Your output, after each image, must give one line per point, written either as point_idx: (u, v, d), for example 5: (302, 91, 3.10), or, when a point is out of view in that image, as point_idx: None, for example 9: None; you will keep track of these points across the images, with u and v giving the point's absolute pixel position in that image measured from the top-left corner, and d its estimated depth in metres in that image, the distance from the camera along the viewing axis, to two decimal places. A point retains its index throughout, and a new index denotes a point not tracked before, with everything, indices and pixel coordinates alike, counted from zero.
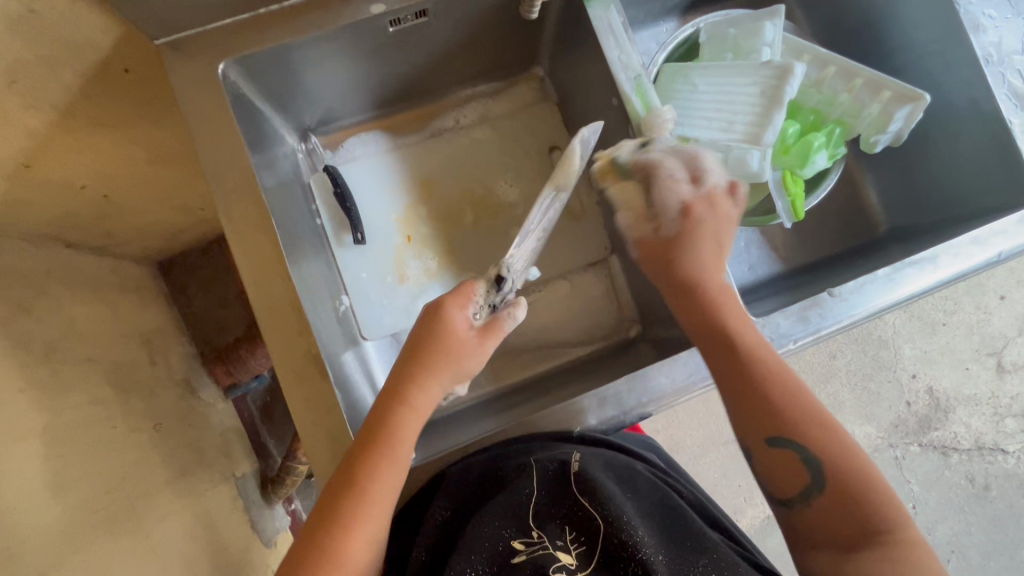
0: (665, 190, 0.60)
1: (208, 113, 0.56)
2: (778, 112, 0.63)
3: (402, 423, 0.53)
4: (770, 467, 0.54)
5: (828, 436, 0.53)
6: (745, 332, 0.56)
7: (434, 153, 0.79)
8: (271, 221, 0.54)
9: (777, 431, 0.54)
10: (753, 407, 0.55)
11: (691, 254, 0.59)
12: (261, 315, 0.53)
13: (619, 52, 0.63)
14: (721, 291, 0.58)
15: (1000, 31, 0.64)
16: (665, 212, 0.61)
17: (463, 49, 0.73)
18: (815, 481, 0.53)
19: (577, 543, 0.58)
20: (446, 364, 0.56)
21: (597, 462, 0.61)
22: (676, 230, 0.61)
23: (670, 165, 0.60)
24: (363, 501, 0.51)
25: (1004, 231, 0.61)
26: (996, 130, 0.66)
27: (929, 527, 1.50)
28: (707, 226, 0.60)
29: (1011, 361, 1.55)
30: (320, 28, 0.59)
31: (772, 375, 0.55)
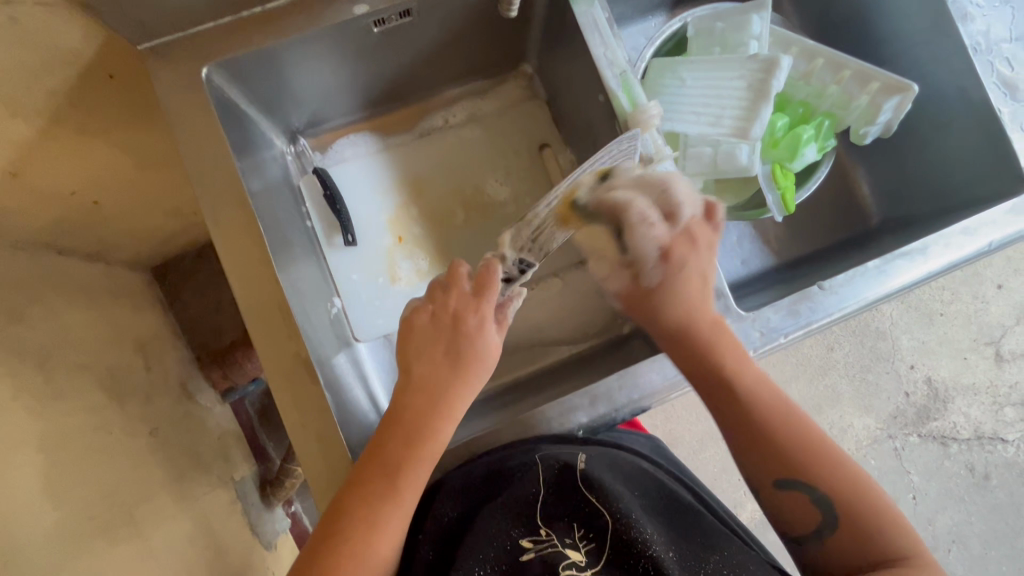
0: (642, 238, 0.56)
1: (192, 117, 0.55)
2: (765, 106, 0.63)
3: (437, 433, 0.55)
4: (781, 508, 0.56)
5: (834, 467, 0.55)
6: (745, 377, 0.57)
7: (424, 154, 0.79)
8: (258, 225, 0.54)
9: (785, 473, 0.55)
10: (759, 451, 0.56)
11: (676, 293, 0.59)
12: (250, 320, 0.53)
13: (605, 48, 0.63)
14: (716, 329, 0.58)
15: (987, 20, 0.64)
16: (646, 255, 0.58)
17: (449, 47, 0.73)
18: (827, 517, 0.54)
19: (586, 540, 0.58)
20: (480, 378, 0.58)
21: (602, 461, 0.62)
22: (659, 273, 0.59)
23: (642, 206, 0.54)
24: (395, 503, 0.52)
25: (993, 221, 0.61)
26: (986, 119, 0.65)
27: (929, 517, 1.50)
28: (689, 264, 0.59)
29: (1010, 350, 1.55)
30: (302, 30, 0.58)
31: (771, 414, 0.56)
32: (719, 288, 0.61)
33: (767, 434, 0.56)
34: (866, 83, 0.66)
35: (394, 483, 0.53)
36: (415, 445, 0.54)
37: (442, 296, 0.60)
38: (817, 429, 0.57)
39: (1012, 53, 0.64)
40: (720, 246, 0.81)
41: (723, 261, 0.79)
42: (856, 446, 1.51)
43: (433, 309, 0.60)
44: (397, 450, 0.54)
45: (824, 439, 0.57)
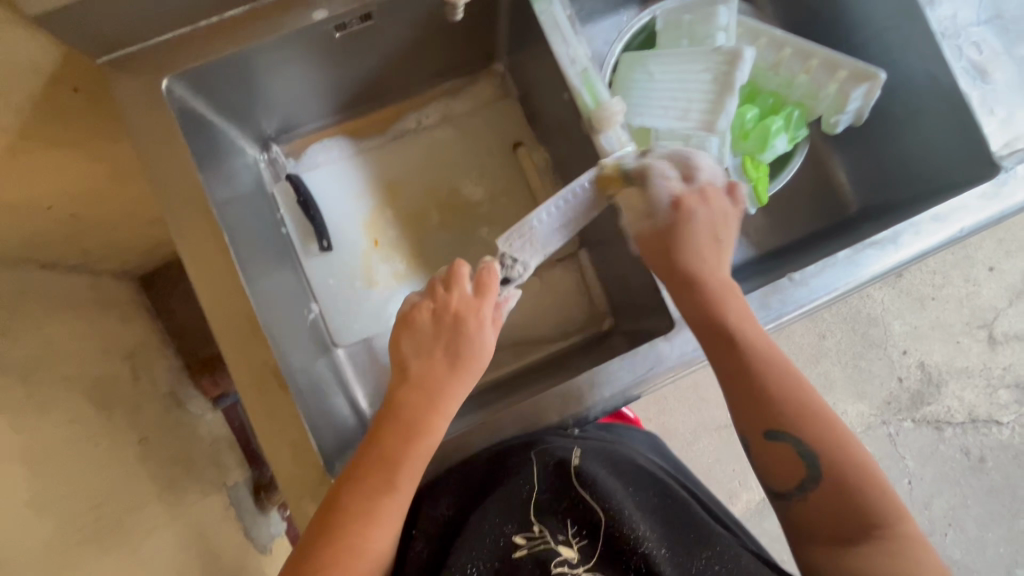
0: (656, 187, 0.59)
1: (154, 129, 0.55)
2: (731, 98, 0.62)
3: (432, 429, 0.55)
4: (770, 459, 0.54)
5: (830, 432, 0.53)
6: (747, 325, 0.56)
7: (398, 157, 0.79)
8: (223, 236, 0.54)
9: (778, 421, 0.54)
10: (753, 398, 0.55)
11: (686, 239, 0.58)
12: (219, 331, 0.53)
13: (566, 46, 0.62)
14: (723, 284, 0.57)
15: (955, 4, 0.64)
16: (656, 208, 0.60)
17: (418, 49, 0.72)
18: (814, 473, 0.52)
19: (579, 537, 0.58)
20: (476, 379, 0.58)
21: (599, 455, 0.62)
22: (668, 224, 0.59)
23: (662, 164, 0.60)
24: (395, 496, 0.53)
25: (963, 207, 0.60)
26: (956, 103, 0.65)
27: (925, 502, 1.50)
28: (703, 218, 0.59)
29: (1003, 332, 1.55)
30: (261, 39, 0.58)
31: (770, 366, 0.55)
32: None
33: (762, 382, 0.55)
34: (835, 71, 0.64)
35: (389, 480, 0.53)
36: (412, 437, 0.54)
37: (445, 294, 0.60)
38: (813, 389, 0.56)
39: (978, 38, 0.63)
40: None
41: None
42: None
43: (435, 306, 0.60)
44: (394, 444, 0.54)
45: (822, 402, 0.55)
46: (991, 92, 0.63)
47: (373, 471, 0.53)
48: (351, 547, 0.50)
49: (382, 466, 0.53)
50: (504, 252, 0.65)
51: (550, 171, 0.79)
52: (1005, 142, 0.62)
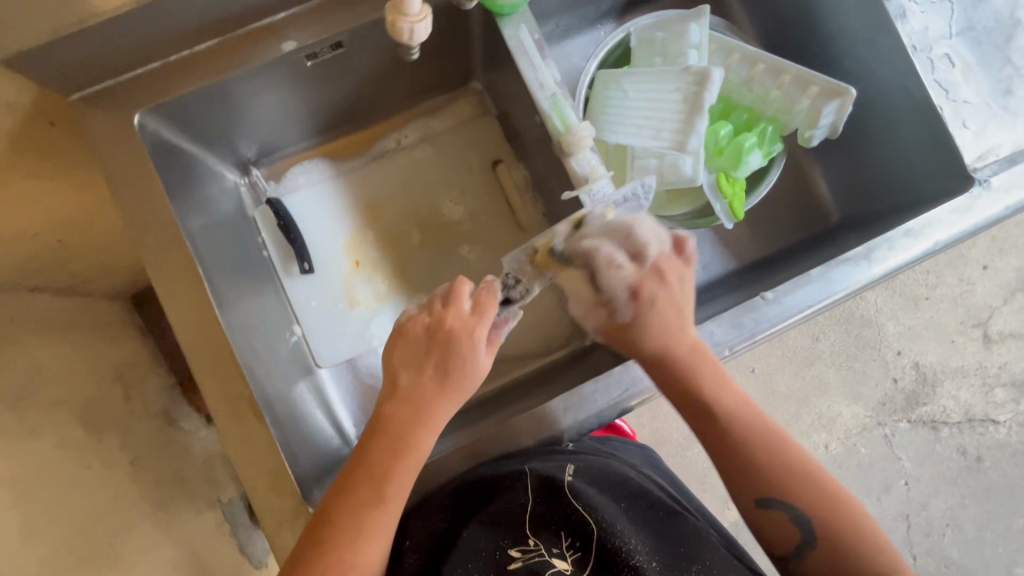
0: (609, 279, 0.60)
1: (128, 163, 0.56)
2: (701, 118, 0.63)
3: (421, 445, 0.55)
4: (763, 523, 0.57)
5: (813, 489, 0.57)
6: (724, 399, 0.59)
7: (378, 178, 0.79)
8: (197, 268, 0.55)
9: (766, 489, 0.57)
10: (738, 468, 0.58)
11: (650, 318, 0.60)
12: (195, 361, 0.54)
13: (533, 71, 0.60)
14: (694, 350, 0.59)
15: (927, 16, 0.63)
16: (617, 295, 0.61)
17: (393, 70, 0.72)
18: (807, 534, 0.56)
19: (573, 550, 0.58)
20: (464, 398, 0.57)
21: (593, 472, 0.64)
22: (631, 311, 0.61)
23: (607, 250, 0.59)
24: (381, 514, 0.52)
25: (937, 222, 0.61)
26: (929, 115, 0.65)
27: (922, 503, 1.50)
28: (660, 298, 0.60)
29: (998, 331, 1.54)
30: (231, 72, 0.59)
31: (748, 436, 0.58)
32: None
33: (745, 452, 0.58)
34: (806, 87, 0.65)
35: (375, 497, 0.52)
36: (399, 453, 0.54)
37: (442, 310, 0.58)
38: (792, 446, 0.59)
39: (950, 50, 0.63)
40: None
41: None
42: (845, 434, 1.50)
43: (430, 321, 0.57)
44: (381, 460, 0.53)
45: (803, 457, 0.58)
46: (964, 105, 0.63)
47: (360, 487, 0.53)
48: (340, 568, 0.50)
49: (369, 482, 0.53)
50: (508, 272, 0.65)
51: (529, 188, 0.80)
52: (978, 154, 0.62)
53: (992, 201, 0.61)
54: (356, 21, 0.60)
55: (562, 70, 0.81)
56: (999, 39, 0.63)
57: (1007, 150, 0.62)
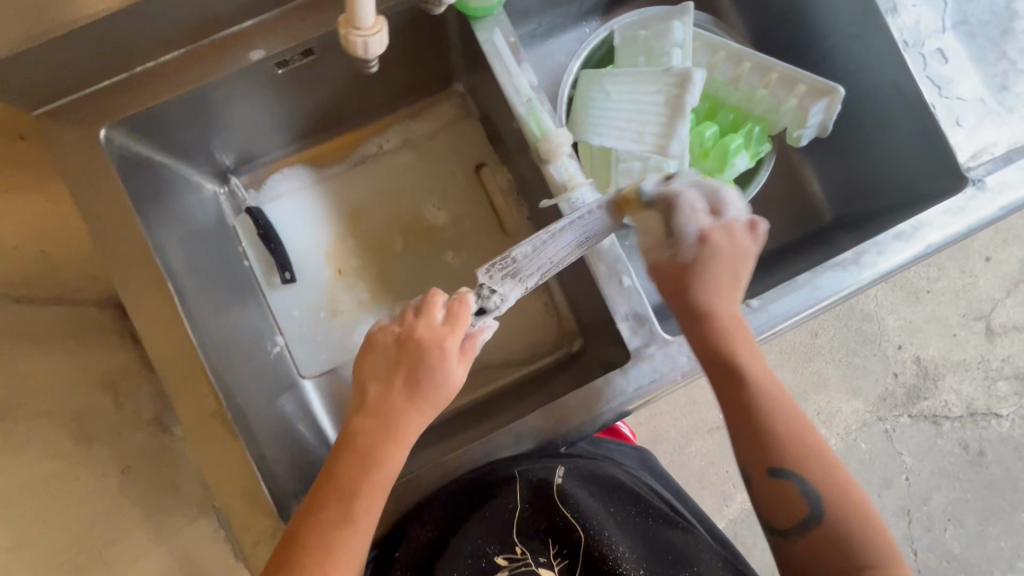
0: (682, 222, 0.56)
1: (95, 179, 0.55)
2: (682, 121, 0.61)
3: (391, 459, 0.53)
4: (769, 497, 0.53)
5: (829, 472, 0.53)
6: (751, 360, 0.54)
7: (360, 184, 0.78)
8: (168, 285, 0.54)
9: (781, 457, 0.53)
10: (754, 433, 0.53)
11: (704, 274, 0.56)
12: (167, 381, 0.53)
13: (508, 75, 0.58)
14: (732, 314, 0.55)
15: (918, 11, 0.61)
16: (682, 241, 0.57)
17: (371, 74, 0.71)
18: (816, 513, 0.51)
19: (560, 557, 0.60)
20: (436, 409, 0.55)
21: (584, 475, 0.63)
22: (693, 257, 0.56)
23: (691, 196, 0.57)
24: (351, 533, 0.51)
25: (929, 223, 0.59)
26: (921, 113, 0.63)
27: (923, 498, 1.48)
28: (722, 257, 0.56)
29: (1001, 324, 1.52)
30: (198, 83, 0.57)
31: (774, 406, 0.54)
32: (642, 313, 0.59)
33: (766, 417, 0.53)
34: (793, 86, 0.63)
35: (345, 516, 0.51)
36: (370, 468, 0.53)
37: (413, 320, 0.57)
38: (814, 429, 0.55)
39: (944, 45, 0.61)
40: None
41: None
42: (845, 430, 1.48)
43: (401, 332, 0.57)
44: (351, 477, 0.52)
45: (822, 441, 0.54)
46: (957, 103, 0.60)
47: (330, 507, 0.51)
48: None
49: (339, 500, 0.52)
50: (483, 283, 0.59)
51: (513, 192, 0.78)
52: (972, 153, 0.60)
53: (986, 202, 0.59)
54: (325, 25, 0.58)
55: (546, 70, 0.79)
56: (995, 34, 0.61)
57: (1002, 149, 0.60)
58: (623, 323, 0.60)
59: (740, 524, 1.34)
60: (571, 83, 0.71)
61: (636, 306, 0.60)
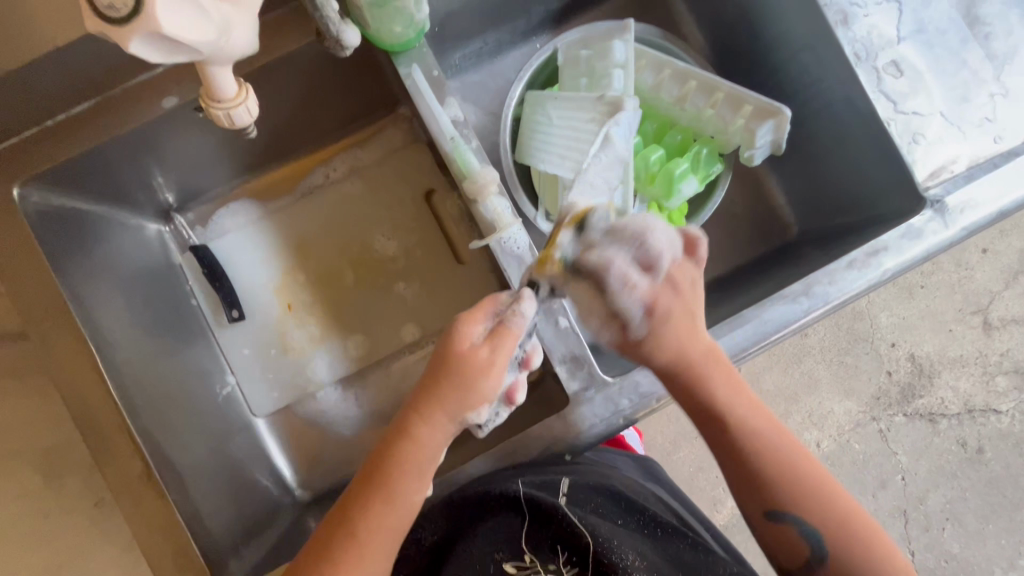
0: (621, 297, 0.50)
1: (12, 240, 0.54)
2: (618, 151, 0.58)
3: (405, 446, 0.50)
4: (767, 531, 0.53)
5: (829, 504, 0.53)
6: (735, 404, 0.53)
7: (309, 217, 0.76)
8: (91, 348, 0.55)
9: (774, 497, 0.52)
10: (743, 476, 0.53)
11: (649, 341, 0.52)
12: (93, 441, 0.54)
13: (430, 113, 0.55)
14: (707, 354, 0.53)
15: (872, 19, 0.58)
16: (629, 311, 0.51)
17: (303, 105, 0.69)
18: (815, 549, 0.52)
19: (570, 565, 0.58)
20: (450, 393, 0.49)
21: (588, 488, 0.60)
22: (644, 327, 0.52)
23: (622, 264, 0.49)
24: (361, 538, 0.50)
25: (884, 249, 0.55)
26: (877, 130, 0.59)
27: (920, 498, 1.30)
28: (676, 311, 0.52)
29: (999, 318, 1.32)
30: (112, 133, 0.56)
31: (764, 446, 0.53)
32: (580, 355, 0.58)
33: (755, 461, 0.53)
34: (740, 106, 0.61)
35: (351, 521, 0.50)
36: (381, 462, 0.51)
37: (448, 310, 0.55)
38: (808, 458, 0.54)
39: (899, 56, 0.57)
40: None
41: None
42: (838, 431, 1.31)
43: None
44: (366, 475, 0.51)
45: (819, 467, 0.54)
46: (914, 117, 0.57)
47: (341, 509, 0.51)
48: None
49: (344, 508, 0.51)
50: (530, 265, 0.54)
51: (464, 218, 0.76)
52: (931, 170, 0.57)
53: (943, 226, 0.55)
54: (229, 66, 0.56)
55: (496, 89, 0.76)
56: (955, 42, 0.58)
57: (962, 166, 0.56)
58: (561, 365, 0.58)
59: (729, 531, 1.22)
60: (516, 105, 0.68)
61: (575, 348, 0.58)
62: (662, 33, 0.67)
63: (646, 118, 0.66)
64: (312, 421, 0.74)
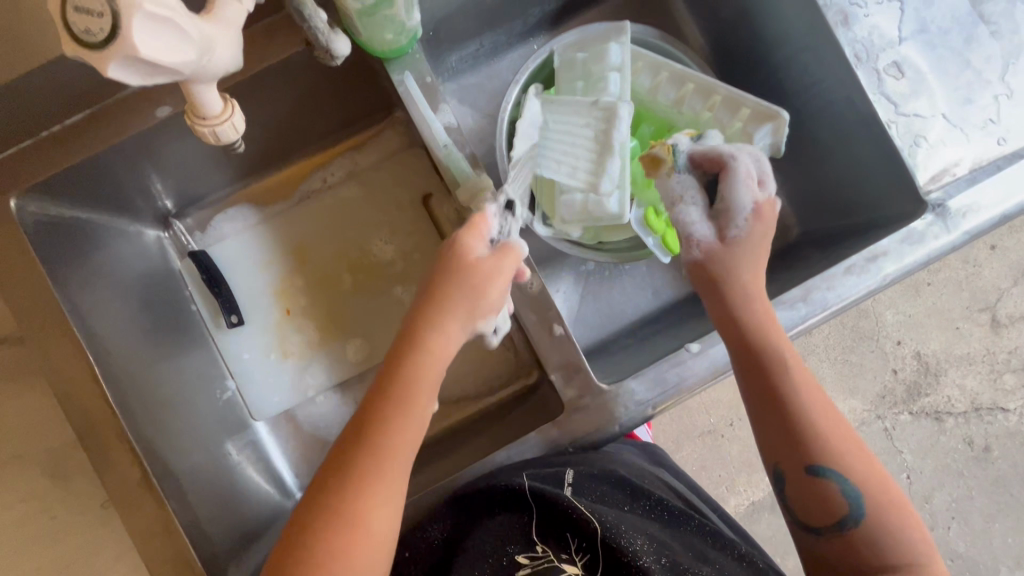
0: (740, 187, 0.54)
1: (10, 252, 0.55)
2: (612, 157, 0.59)
3: (417, 364, 0.50)
4: (806, 498, 0.52)
5: (865, 466, 0.52)
6: (792, 359, 0.53)
7: (306, 221, 0.76)
8: (89, 358, 0.55)
9: (819, 457, 0.52)
10: (789, 436, 0.52)
11: (727, 259, 0.55)
12: (91, 450, 0.55)
13: (422, 120, 0.55)
14: (765, 312, 0.54)
15: (872, 20, 0.56)
16: (737, 210, 0.55)
17: (298, 110, 0.68)
18: (855, 513, 0.51)
19: (581, 552, 0.55)
20: (462, 305, 0.50)
21: (592, 476, 0.57)
22: (741, 232, 0.55)
23: (746, 163, 0.55)
24: (378, 463, 0.48)
25: (884, 254, 0.55)
26: (877, 133, 0.58)
27: (926, 496, 1.29)
28: (759, 238, 0.56)
29: (1007, 315, 1.30)
30: (107, 142, 0.57)
31: (812, 403, 0.53)
32: (575, 362, 0.58)
33: (803, 419, 0.52)
34: (737, 110, 0.61)
35: (364, 447, 0.48)
36: (392, 384, 0.50)
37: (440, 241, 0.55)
38: (843, 421, 0.54)
39: (900, 57, 0.56)
40: (632, 279, 0.77)
41: (633, 295, 0.76)
42: None
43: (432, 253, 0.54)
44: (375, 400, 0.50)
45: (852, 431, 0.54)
46: (915, 119, 0.56)
47: (350, 440, 0.49)
48: (343, 523, 0.46)
49: (353, 438, 0.49)
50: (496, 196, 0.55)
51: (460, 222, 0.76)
52: (932, 173, 0.56)
53: (945, 230, 0.54)
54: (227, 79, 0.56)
55: (493, 91, 0.75)
56: (957, 42, 0.57)
57: (964, 169, 0.55)
58: (555, 374, 0.58)
59: None
60: (512, 108, 0.68)
61: (569, 355, 0.58)
62: (659, 34, 0.66)
63: (643, 121, 0.66)
64: (313, 424, 0.75)
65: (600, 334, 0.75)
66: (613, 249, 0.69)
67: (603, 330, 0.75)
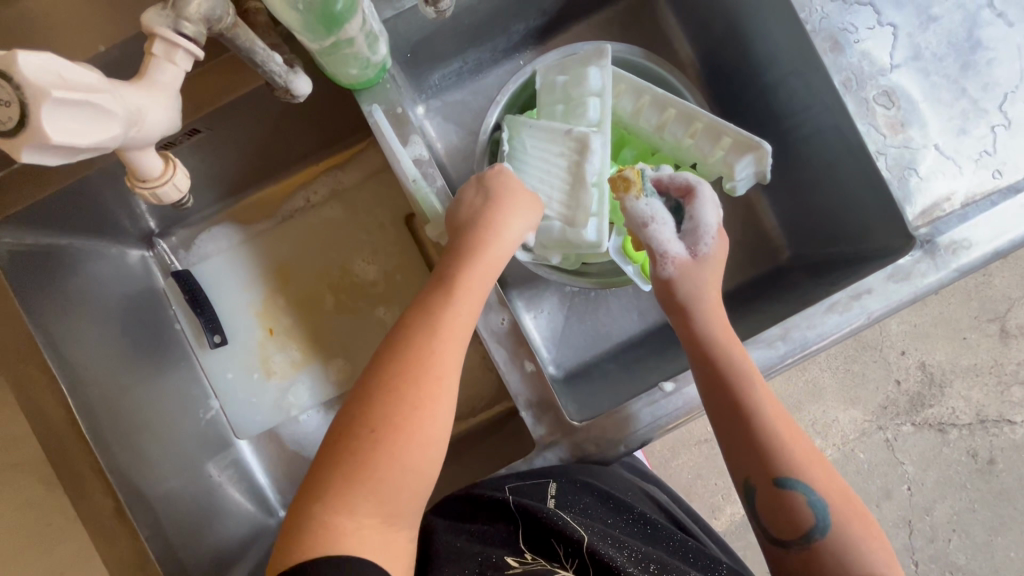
0: (704, 211, 0.56)
1: None
2: (584, 190, 0.58)
3: (483, 246, 0.53)
4: (773, 510, 0.51)
5: (828, 481, 0.51)
6: (756, 379, 0.52)
7: (290, 240, 0.76)
8: (64, 393, 0.56)
9: (785, 469, 0.51)
10: (754, 448, 0.52)
11: (693, 275, 0.56)
12: (67, 484, 0.56)
13: (392, 156, 0.56)
14: (724, 334, 0.54)
15: (865, 45, 0.54)
16: (705, 228, 0.55)
17: (276, 134, 0.68)
18: (821, 524, 0.50)
19: (571, 558, 0.53)
20: (519, 204, 0.55)
21: (575, 487, 0.57)
22: (710, 246, 0.56)
23: (708, 190, 0.57)
24: (454, 324, 0.50)
25: (868, 291, 0.53)
26: (866, 164, 0.56)
27: (926, 508, 1.21)
28: (714, 261, 0.56)
29: (1018, 325, 1.21)
30: (73, 174, 0.56)
31: (775, 418, 0.52)
32: (547, 399, 0.57)
33: (765, 434, 0.52)
34: (719, 137, 0.60)
35: (439, 310, 0.50)
36: (461, 257, 0.52)
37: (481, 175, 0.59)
38: (805, 438, 0.53)
39: (892, 85, 0.54)
40: (617, 301, 0.75)
41: (618, 317, 0.75)
42: (841, 441, 1.21)
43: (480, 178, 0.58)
44: (442, 273, 0.53)
45: (813, 447, 0.53)
46: (906, 150, 0.54)
47: (418, 311, 0.51)
48: (426, 375, 0.47)
49: (421, 312, 0.51)
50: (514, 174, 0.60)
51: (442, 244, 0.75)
52: (922, 209, 0.53)
53: (932, 267, 0.52)
54: (196, 115, 0.55)
55: (477, 108, 0.74)
56: (953, 70, 0.54)
57: (956, 203, 0.53)
58: (526, 411, 0.58)
59: (726, 536, 1.19)
60: (494, 128, 0.66)
61: (541, 392, 0.57)
62: (644, 53, 0.64)
63: (627, 144, 0.66)
64: (296, 442, 0.75)
65: (584, 355, 0.74)
66: (595, 274, 0.67)
67: (586, 352, 0.74)
